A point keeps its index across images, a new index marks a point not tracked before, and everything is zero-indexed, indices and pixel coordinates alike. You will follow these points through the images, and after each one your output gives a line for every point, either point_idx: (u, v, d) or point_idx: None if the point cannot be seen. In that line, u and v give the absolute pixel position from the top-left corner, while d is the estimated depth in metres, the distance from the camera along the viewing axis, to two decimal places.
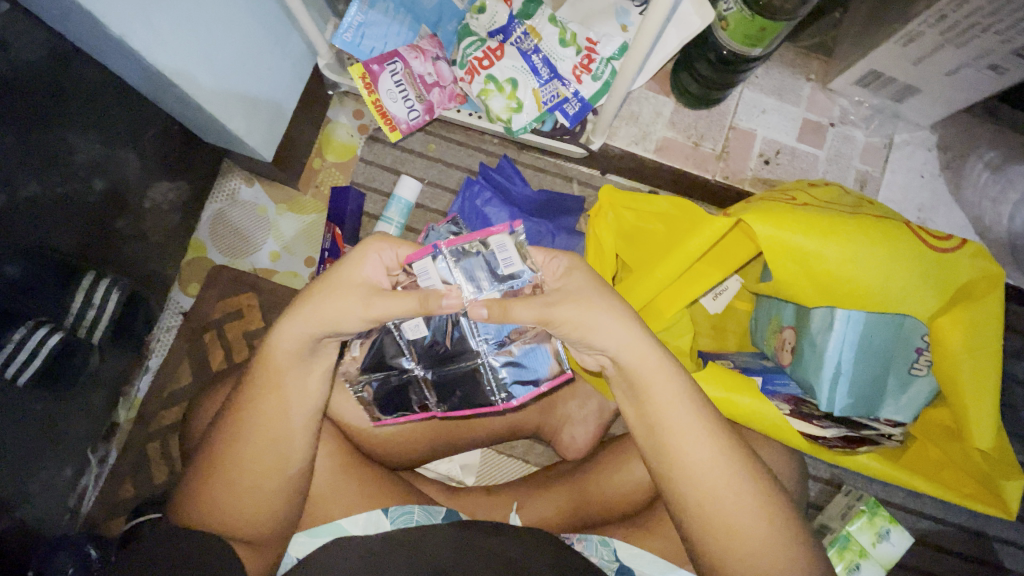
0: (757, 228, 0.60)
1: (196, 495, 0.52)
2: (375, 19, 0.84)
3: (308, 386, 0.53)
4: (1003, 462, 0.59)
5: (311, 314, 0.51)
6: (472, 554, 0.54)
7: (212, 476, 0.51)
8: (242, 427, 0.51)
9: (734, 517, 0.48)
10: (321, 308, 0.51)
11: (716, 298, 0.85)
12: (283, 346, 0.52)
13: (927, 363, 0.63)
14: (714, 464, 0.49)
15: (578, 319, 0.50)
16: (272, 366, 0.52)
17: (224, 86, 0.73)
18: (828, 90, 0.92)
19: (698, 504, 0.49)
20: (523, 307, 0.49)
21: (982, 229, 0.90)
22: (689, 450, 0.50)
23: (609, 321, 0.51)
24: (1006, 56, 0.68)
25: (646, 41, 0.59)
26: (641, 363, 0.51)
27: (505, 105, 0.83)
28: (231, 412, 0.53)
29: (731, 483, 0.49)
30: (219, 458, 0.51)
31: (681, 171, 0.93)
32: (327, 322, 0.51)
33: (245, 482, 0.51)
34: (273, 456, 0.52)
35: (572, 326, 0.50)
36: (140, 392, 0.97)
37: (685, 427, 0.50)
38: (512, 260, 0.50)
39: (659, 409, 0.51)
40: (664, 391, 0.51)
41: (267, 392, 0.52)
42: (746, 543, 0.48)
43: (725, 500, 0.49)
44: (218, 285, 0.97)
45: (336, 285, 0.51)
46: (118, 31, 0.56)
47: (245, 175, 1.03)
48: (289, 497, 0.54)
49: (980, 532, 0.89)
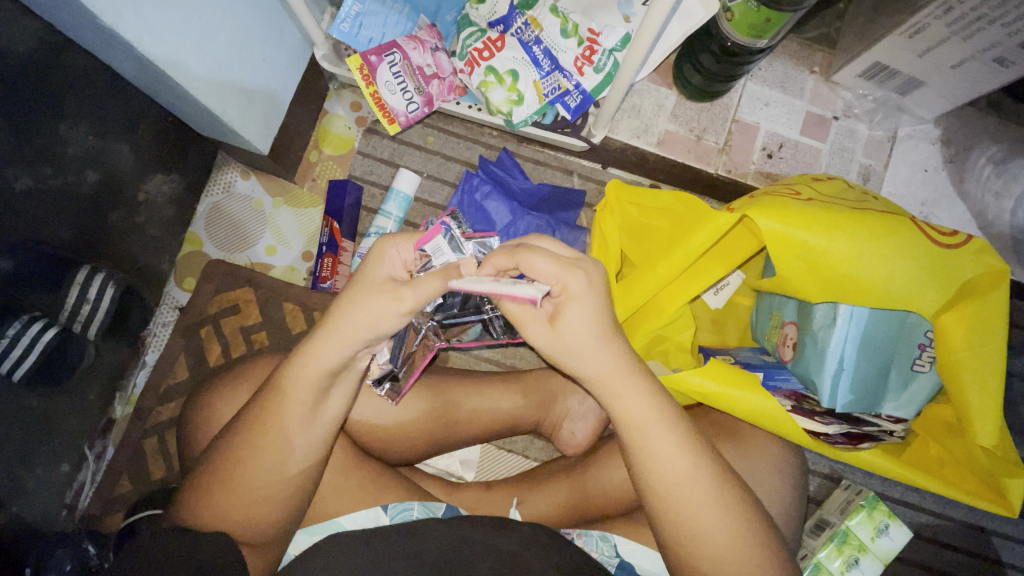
0: (761, 222, 0.59)
1: (208, 498, 0.50)
2: (373, 9, 0.82)
3: (331, 399, 0.52)
4: (1005, 460, 0.59)
5: (347, 328, 0.49)
6: (473, 549, 0.54)
7: (224, 480, 0.50)
8: (263, 436, 0.50)
9: (695, 539, 0.48)
10: (360, 311, 0.49)
11: (717, 294, 0.82)
12: (317, 357, 0.50)
13: (929, 360, 0.63)
14: (680, 473, 0.49)
15: (551, 328, 0.50)
16: (298, 379, 0.50)
17: (218, 77, 0.71)
18: (831, 82, 0.91)
19: (665, 517, 0.49)
20: (514, 309, 0.50)
21: (985, 223, 0.89)
22: (656, 462, 0.49)
23: (582, 331, 0.50)
24: (1012, 49, 0.67)
25: (650, 34, 0.58)
26: (609, 370, 0.50)
27: (505, 98, 0.81)
28: (252, 418, 0.51)
29: (695, 493, 0.48)
30: (227, 461, 0.51)
31: (683, 165, 0.92)
32: (360, 332, 0.49)
33: (251, 488, 0.50)
34: (279, 467, 0.51)
35: (551, 337, 0.50)
36: (136, 388, 0.94)
37: (656, 449, 0.49)
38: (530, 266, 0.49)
39: (631, 427, 0.50)
40: (640, 415, 0.50)
41: (292, 406, 0.50)
42: (705, 549, 0.48)
43: (690, 509, 0.48)
44: (213, 280, 0.96)
45: (369, 286, 0.50)
46: (108, 20, 0.54)
47: (241, 168, 1.01)
48: (297, 501, 0.53)
49: (977, 526, 0.90)
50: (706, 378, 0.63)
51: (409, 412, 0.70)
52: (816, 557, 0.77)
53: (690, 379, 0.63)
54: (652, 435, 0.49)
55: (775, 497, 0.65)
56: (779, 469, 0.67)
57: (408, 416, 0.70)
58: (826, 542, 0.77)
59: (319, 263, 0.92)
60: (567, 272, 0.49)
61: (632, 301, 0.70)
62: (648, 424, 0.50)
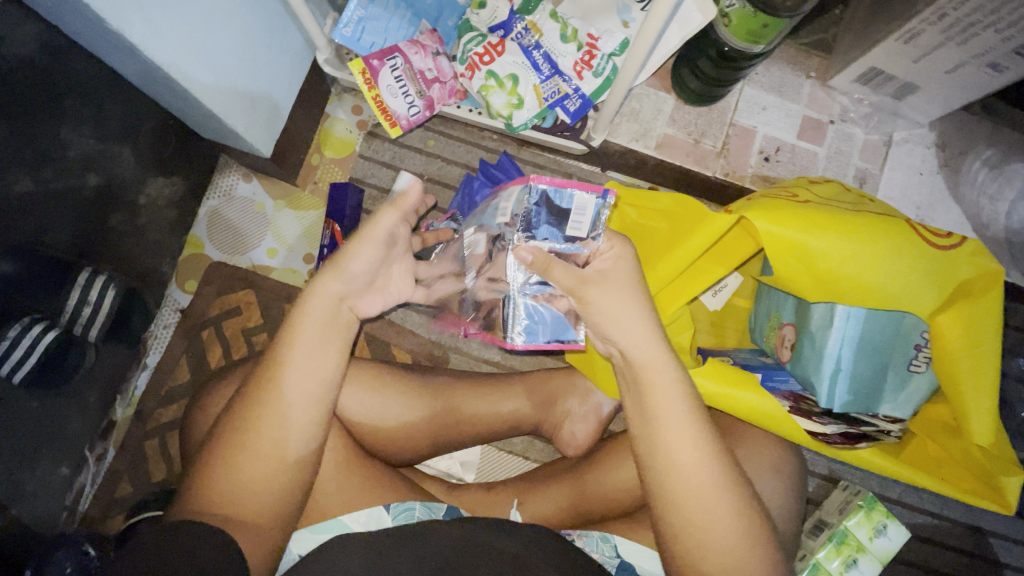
0: (759, 225, 0.60)
1: (209, 478, 0.50)
2: (375, 14, 0.83)
3: (323, 360, 0.53)
4: (1001, 458, 0.60)
5: (329, 275, 0.53)
6: (475, 550, 0.54)
7: (230, 454, 0.50)
8: (261, 405, 0.51)
9: (704, 522, 0.48)
10: (342, 260, 0.54)
11: (715, 296, 0.84)
12: (309, 313, 0.53)
13: (925, 360, 0.64)
14: (697, 464, 0.49)
15: (605, 300, 0.52)
16: (295, 336, 0.52)
17: (222, 81, 0.72)
18: (827, 87, 0.92)
19: (666, 497, 0.49)
20: (564, 269, 0.52)
21: (980, 226, 0.90)
22: (677, 447, 0.49)
23: (631, 310, 0.52)
24: (1006, 54, 0.68)
25: (649, 38, 0.59)
26: (651, 354, 0.52)
27: (505, 101, 0.82)
28: (251, 386, 0.52)
29: (709, 485, 0.48)
30: (231, 440, 0.51)
31: (681, 168, 0.93)
32: (338, 283, 0.54)
33: (255, 469, 0.50)
34: (278, 444, 0.51)
35: (599, 309, 0.53)
36: (137, 389, 0.95)
37: (675, 430, 0.49)
38: (582, 223, 0.54)
39: (655, 407, 0.50)
40: (665, 395, 0.50)
41: (285, 368, 0.51)
42: (699, 535, 0.48)
43: (699, 496, 0.48)
44: (215, 282, 0.97)
45: (354, 241, 0.55)
46: (115, 24, 0.55)
47: (243, 172, 1.02)
48: (296, 487, 0.52)
49: (975, 527, 0.90)
50: (705, 378, 0.63)
51: (412, 415, 0.71)
52: (815, 557, 0.77)
53: (688, 379, 0.63)
54: (675, 418, 0.50)
55: (773, 497, 0.65)
56: (778, 469, 0.68)
57: (410, 419, 0.71)
58: (825, 542, 0.78)
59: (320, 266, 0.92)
60: (614, 244, 0.55)
61: None
62: (672, 406, 0.50)
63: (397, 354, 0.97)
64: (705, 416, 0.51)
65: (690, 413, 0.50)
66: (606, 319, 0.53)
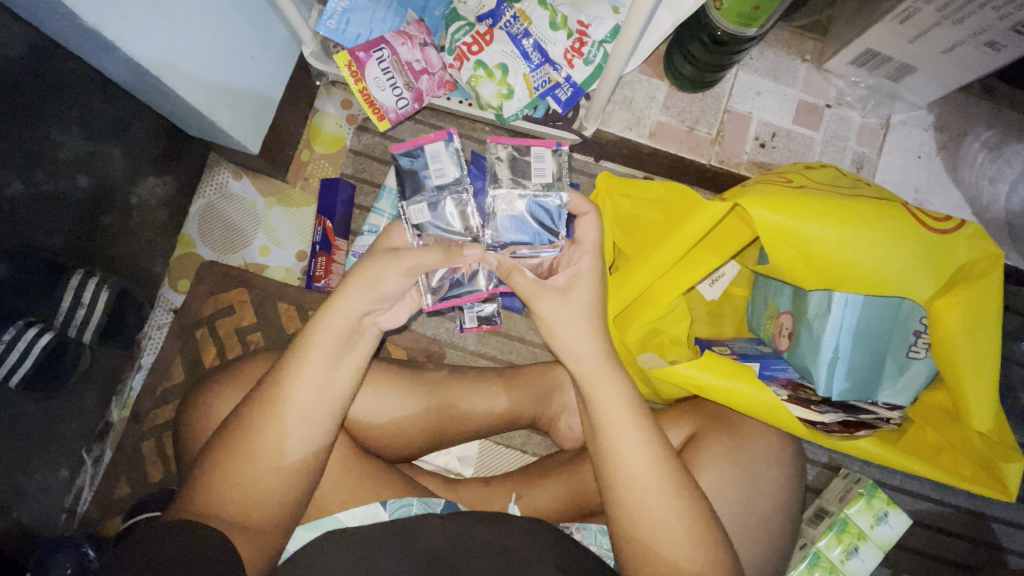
0: (753, 212, 0.59)
1: (195, 472, 0.51)
2: (359, 5, 0.82)
3: (340, 368, 0.53)
4: (1002, 445, 0.59)
5: (357, 291, 0.53)
6: (467, 548, 0.53)
7: (241, 466, 0.50)
8: (274, 396, 0.51)
9: (659, 533, 0.48)
10: (365, 274, 0.53)
11: (712, 285, 0.84)
12: (329, 326, 0.52)
13: (925, 346, 0.63)
14: (644, 475, 0.49)
15: (558, 313, 0.54)
16: (303, 351, 0.52)
17: (205, 77, 0.71)
18: (823, 70, 0.91)
19: (624, 507, 0.49)
20: (523, 277, 0.55)
21: (980, 209, 0.89)
22: (628, 456, 0.49)
23: (586, 324, 0.54)
24: (1003, 33, 0.67)
25: (637, 25, 0.58)
26: (594, 366, 0.53)
27: (495, 92, 0.81)
28: (267, 384, 0.52)
29: (660, 496, 0.48)
30: (244, 446, 0.50)
31: (675, 156, 0.92)
32: (359, 301, 0.53)
33: (263, 474, 0.50)
34: (296, 445, 0.51)
35: (551, 323, 0.55)
36: (132, 392, 0.96)
37: (622, 445, 0.50)
38: (545, 170, 0.60)
39: (608, 419, 0.51)
40: (617, 415, 0.51)
41: (299, 371, 0.51)
42: (650, 541, 0.48)
43: (649, 507, 0.48)
44: (207, 281, 0.96)
45: (370, 261, 0.54)
46: (92, 21, 0.54)
47: (233, 169, 1.01)
48: (303, 484, 0.52)
49: (977, 513, 0.90)
50: (702, 370, 0.62)
51: (407, 409, 0.70)
52: (815, 546, 0.76)
53: (685, 371, 0.62)
54: (625, 434, 0.50)
55: (773, 489, 0.65)
56: (777, 460, 0.67)
57: (405, 413, 0.70)
58: (826, 530, 0.77)
59: (313, 263, 0.91)
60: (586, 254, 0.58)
61: (628, 294, 0.69)
62: (623, 420, 0.51)
63: (394, 351, 0.97)
64: (655, 430, 0.51)
65: (646, 428, 0.51)
66: (560, 333, 0.54)
